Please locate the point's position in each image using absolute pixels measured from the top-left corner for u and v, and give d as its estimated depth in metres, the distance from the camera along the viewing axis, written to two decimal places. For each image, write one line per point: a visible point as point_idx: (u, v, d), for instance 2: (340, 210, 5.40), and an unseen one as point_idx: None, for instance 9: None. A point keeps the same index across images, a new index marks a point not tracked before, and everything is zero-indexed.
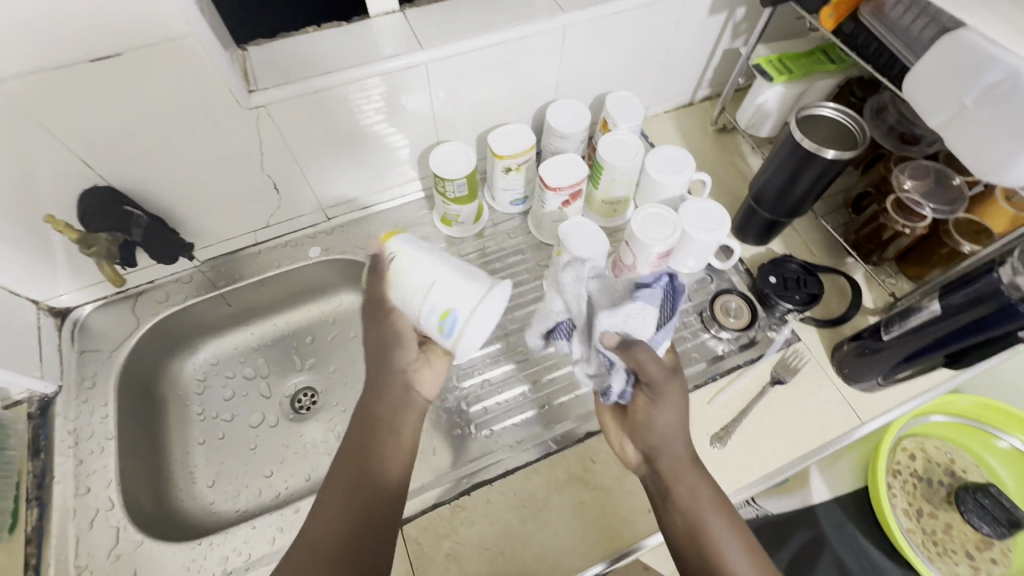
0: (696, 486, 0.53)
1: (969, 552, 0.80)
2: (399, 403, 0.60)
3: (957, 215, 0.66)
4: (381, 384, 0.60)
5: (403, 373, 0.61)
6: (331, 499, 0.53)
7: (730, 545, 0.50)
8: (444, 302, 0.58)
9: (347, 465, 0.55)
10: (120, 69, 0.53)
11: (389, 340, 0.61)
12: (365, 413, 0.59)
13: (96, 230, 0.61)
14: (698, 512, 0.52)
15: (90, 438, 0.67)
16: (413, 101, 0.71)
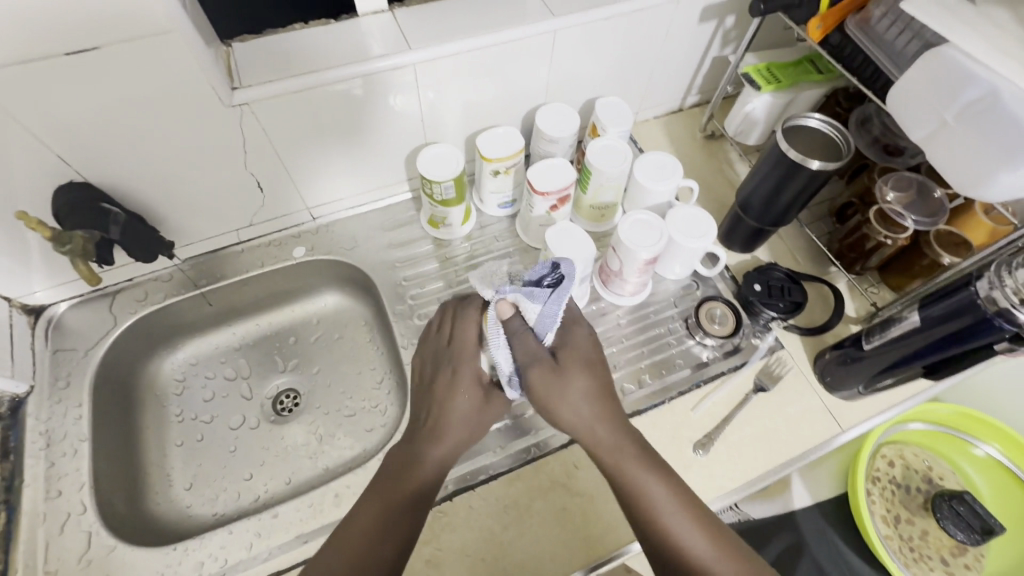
0: (638, 473, 0.52)
1: (945, 560, 0.81)
2: (452, 447, 0.56)
3: (938, 227, 0.67)
4: (437, 424, 0.57)
5: (462, 418, 0.57)
6: (360, 526, 0.51)
7: (686, 528, 0.50)
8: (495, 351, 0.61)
9: (383, 495, 0.53)
10: (99, 63, 0.51)
11: (451, 383, 0.58)
12: (413, 452, 0.56)
13: (71, 228, 0.59)
14: (648, 503, 0.51)
15: (63, 440, 0.66)
16: (402, 101, 0.71)
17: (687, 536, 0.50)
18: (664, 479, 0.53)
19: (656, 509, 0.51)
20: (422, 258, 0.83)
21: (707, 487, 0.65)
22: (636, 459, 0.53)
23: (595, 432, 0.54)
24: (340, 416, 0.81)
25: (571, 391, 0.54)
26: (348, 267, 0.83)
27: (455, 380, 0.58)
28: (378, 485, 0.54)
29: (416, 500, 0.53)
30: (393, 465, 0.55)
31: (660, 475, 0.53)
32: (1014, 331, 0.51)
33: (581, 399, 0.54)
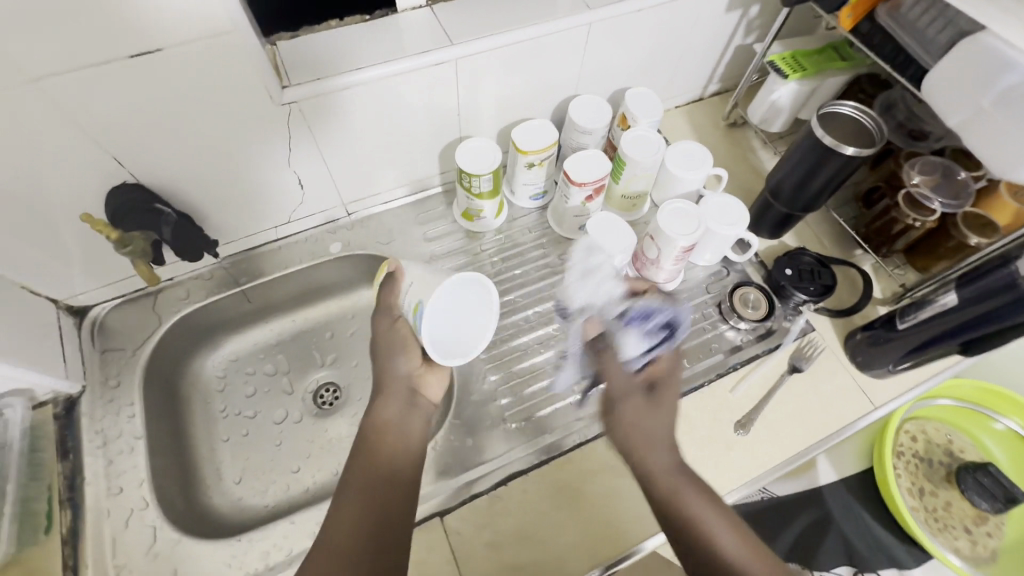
0: (668, 458, 0.54)
1: (967, 527, 0.85)
2: (400, 403, 0.62)
3: (964, 209, 0.70)
4: (383, 390, 0.62)
5: (401, 377, 0.62)
6: (345, 492, 0.53)
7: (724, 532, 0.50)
8: (416, 297, 0.59)
9: (358, 462, 0.55)
10: (159, 64, 0.52)
11: (385, 349, 0.63)
12: (369, 420, 0.60)
13: (130, 228, 0.60)
14: (701, 527, 0.50)
15: (119, 438, 0.67)
16: (440, 96, 0.72)
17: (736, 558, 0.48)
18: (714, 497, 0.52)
19: (707, 532, 0.50)
20: (457, 251, 0.84)
21: (749, 465, 0.68)
22: (692, 486, 0.52)
23: (662, 457, 0.53)
24: None
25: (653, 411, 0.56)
26: (383, 261, 0.85)
27: (390, 341, 0.62)
28: (352, 458, 0.56)
29: (385, 456, 0.56)
30: (357, 440, 0.58)
31: (708, 496, 0.52)
32: None
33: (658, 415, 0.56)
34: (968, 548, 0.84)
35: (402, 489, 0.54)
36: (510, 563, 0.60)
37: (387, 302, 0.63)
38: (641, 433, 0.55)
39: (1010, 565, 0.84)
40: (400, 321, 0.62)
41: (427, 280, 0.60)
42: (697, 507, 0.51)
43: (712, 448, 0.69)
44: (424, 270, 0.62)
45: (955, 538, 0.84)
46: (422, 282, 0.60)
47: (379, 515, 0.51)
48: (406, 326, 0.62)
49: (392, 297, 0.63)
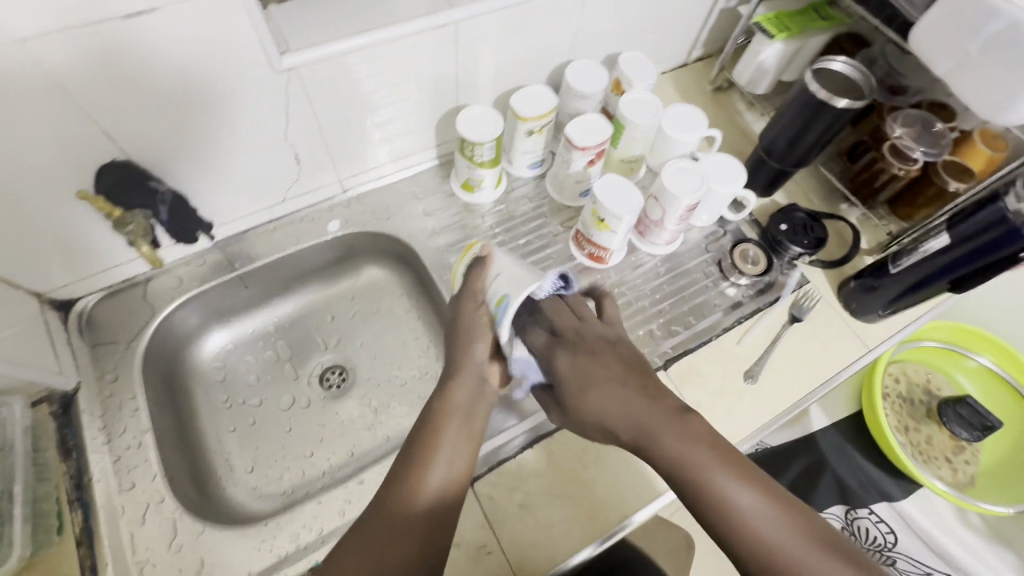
0: (670, 439, 0.48)
1: (948, 456, 0.92)
2: (470, 391, 0.57)
3: (943, 157, 0.74)
4: (455, 373, 0.58)
5: (476, 365, 0.58)
6: (400, 476, 0.52)
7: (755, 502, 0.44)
8: (502, 289, 0.58)
9: (418, 445, 0.53)
10: (152, 26, 0.50)
11: (464, 334, 0.59)
12: (436, 404, 0.56)
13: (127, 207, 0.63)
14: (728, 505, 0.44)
15: (124, 432, 0.64)
16: (439, 62, 0.70)
17: (734, 493, 0.45)
18: (695, 429, 0.49)
19: (698, 474, 0.46)
20: (458, 224, 0.83)
21: (760, 411, 0.71)
22: (710, 457, 0.47)
23: (617, 413, 0.51)
24: (392, 386, 0.80)
25: (577, 372, 0.54)
26: (383, 237, 0.83)
27: (470, 327, 0.59)
28: (413, 439, 0.55)
29: (447, 444, 0.53)
30: (420, 422, 0.56)
31: (688, 433, 0.48)
32: None
33: (597, 369, 0.54)
34: (949, 476, 0.90)
35: (458, 484, 0.53)
36: (544, 522, 0.61)
37: (472, 286, 0.60)
38: (592, 396, 0.53)
39: (989, 487, 0.90)
40: (483, 308, 0.59)
41: (518, 275, 0.58)
42: (676, 449, 0.48)
43: (725, 398, 0.71)
44: (514, 264, 0.60)
45: (938, 467, 0.91)
46: (511, 274, 0.59)
47: (431, 509, 0.50)
48: (485, 317, 0.59)
49: (476, 282, 0.60)
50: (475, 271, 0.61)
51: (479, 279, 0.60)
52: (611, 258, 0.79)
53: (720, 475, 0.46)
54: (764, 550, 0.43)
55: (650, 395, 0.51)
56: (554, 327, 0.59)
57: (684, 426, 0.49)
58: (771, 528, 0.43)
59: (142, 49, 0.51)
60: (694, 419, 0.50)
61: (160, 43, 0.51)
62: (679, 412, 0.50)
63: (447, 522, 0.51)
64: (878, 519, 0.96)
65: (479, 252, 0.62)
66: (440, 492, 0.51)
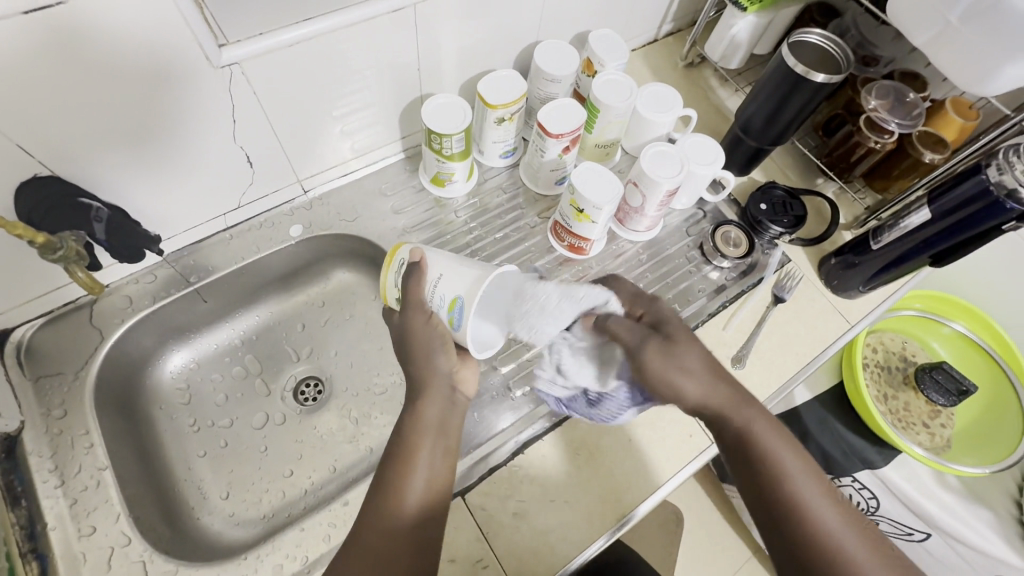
0: (752, 419, 0.51)
1: (925, 421, 0.94)
2: (442, 402, 0.55)
3: (918, 128, 0.72)
4: (423, 386, 0.56)
5: (443, 375, 0.56)
6: (379, 497, 0.49)
7: (815, 496, 0.47)
8: (451, 292, 0.57)
9: (393, 464, 0.51)
10: (66, 23, 0.44)
11: (420, 347, 0.57)
12: (407, 420, 0.54)
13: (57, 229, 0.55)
14: (791, 489, 0.47)
15: (79, 473, 0.58)
16: (398, 50, 0.65)
17: (800, 482, 0.48)
18: (769, 421, 0.52)
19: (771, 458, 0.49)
20: (429, 220, 0.78)
21: None
22: (781, 443, 0.50)
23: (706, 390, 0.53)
24: (372, 395, 0.76)
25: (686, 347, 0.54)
26: (352, 240, 0.78)
27: (426, 340, 0.57)
28: (388, 456, 0.52)
29: (424, 460, 0.52)
30: (393, 440, 0.53)
31: (766, 419, 0.52)
32: (1020, 210, 0.57)
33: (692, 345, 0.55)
34: (928, 441, 0.93)
35: (439, 497, 0.51)
36: (541, 528, 0.60)
37: (415, 296, 0.59)
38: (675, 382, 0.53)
39: (963, 449, 0.93)
40: (435, 317, 0.58)
41: (461, 274, 0.57)
42: (755, 428, 0.51)
43: None
44: (451, 261, 0.59)
45: (916, 433, 0.93)
46: (454, 274, 0.58)
47: (416, 528, 0.48)
48: (440, 323, 0.58)
49: (419, 291, 0.59)
50: (412, 279, 0.59)
51: (418, 287, 0.59)
52: (591, 249, 0.76)
53: (789, 461, 0.49)
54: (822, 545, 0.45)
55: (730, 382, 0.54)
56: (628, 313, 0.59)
57: (767, 415, 0.52)
58: (834, 527, 0.46)
59: (53, 49, 0.45)
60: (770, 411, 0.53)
61: (75, 41, 0.45)
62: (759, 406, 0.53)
63: (433, 536, 0.49)
64: (861, 486, 0.98)
65: (413, 259, 0.60)
66: (422, 508, 0.49)
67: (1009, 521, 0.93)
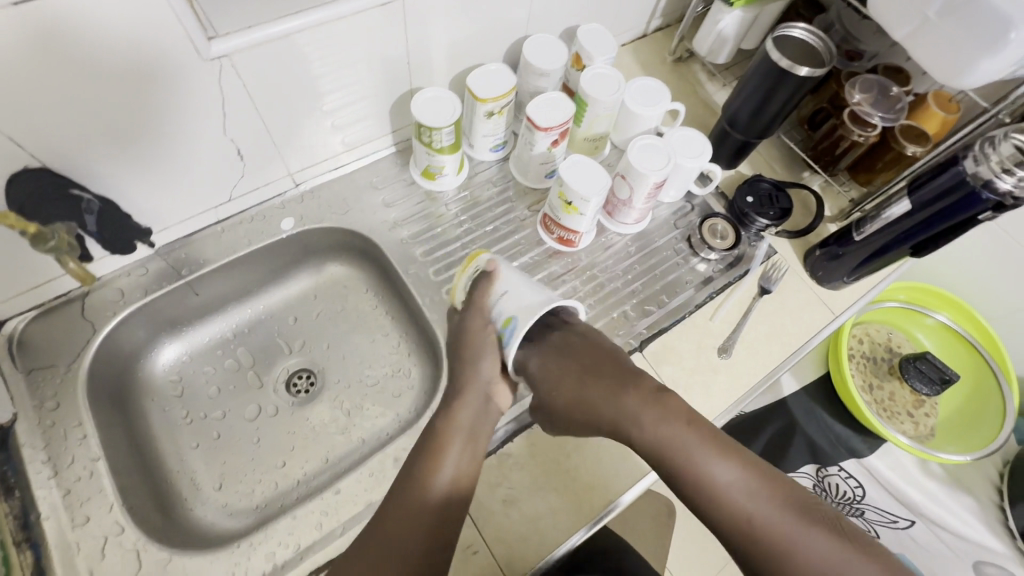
0: (648, 421, 0.54)
1: (909, 411, 0.96)
2: (476, 407, 0.58)
3: (900, 122, 0.74)
4: (461, 390, 0.59)
5: (484, 382, 0.59)
6: (405, 487, 0.52)
7: (722, 470, 0.50)
8: (511, 310, 0.58)
9: (422, 460, 0.54)
10: (56, 15, 0.44)
11: (470, 352, 0.60)
12: (441, 419, 0.57)
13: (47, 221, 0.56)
14: (696, 473, 0.50)
15: (72, 464, 0.59)
16: (387, 44, 0.65)
17: (702, 458, 0.51)
18: (672, 411, 0.54)
19: (677, 453, 0.51)
20: (419, 213, 0.79)
21: (733, 385, 0.71)
22: (683, 428, 0.52)
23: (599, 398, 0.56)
24: (364, 386, 0.77)
25: (540, 370, 0.59)
26: (344, 233, 0.79)
27: (479, 344, 0.60)
28: (418, 452, 0.55)
29: (452, 459, 0.54)
30: (424, 438, 0.56)
31: (668, 414, 0.53)
32: (995, 199, 0.58)
33: (575, 371, 0.58)
34: (912, 430, 0.95)
35: (463, 495, 0.53)
36: (530, 515, 0.61)
37: (478, 301, 0.61)
38: (572, 401, 0.57)
39: (946, 437, 0.95)
40: (491, 326, 0.60)
41: (523, 296, 0.58)
42: (653, 429, 0.53)
43: (701, 374, 0.72)
44: (525, 283, 0.60)
45: (901, 422, 0.95)
46: (520, 295, 0.59)
47: (435, 520, 0.50)
48: (493, 334, 0.60)
49: (483, 297, 0.60)
50: (482, 282, 0.61)
51: (485, 294, 0.60)
52: (580, 242, 0.77)
53: (691, 447, 0.51)
54: (740, 522, 0.48)
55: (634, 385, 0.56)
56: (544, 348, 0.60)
57: (667, 407, 0.54)
58: (742, 499, 0.48)
59: (44, 40, 0.45)
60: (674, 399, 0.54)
61: (66, 34, 0.46)
62: (658, 397, 0.55)
63: (450, 532, 0.51)
64: (847, 474, 1.00)
65: (487, 266, 0.61)
66: (445, 504, 0.51)
67: (990, 509, 0.95)
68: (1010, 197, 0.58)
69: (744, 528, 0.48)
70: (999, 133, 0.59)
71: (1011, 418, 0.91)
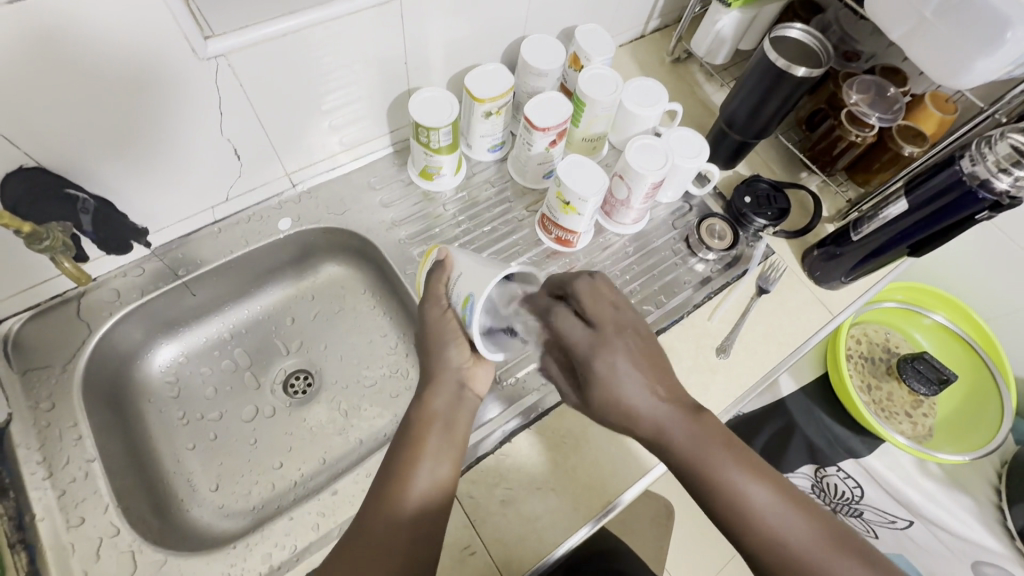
0: (688, 439, 0.48)
1: (908, 411, 0.96)
2: (450, 395, 0.57)
3: (898, 122, 0.74)
4: (432, 380, 0.58)
5: (453, 369, 0.58)
6: (384, 484, 0.50)
7: (763, 497, 0.46)
8: (466, 289, 0.56)
9: (400, 455, 0.52)
10: (54, 12, 0.44)
11: (434, 341, 0.59)
12: (416, 411, 0.55)
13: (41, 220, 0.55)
14: (737, 499, 0.46)
15: (68, 465, 0.59)
16: (384, 44, 0.65)
17: (748, 489, 0.46)
18: (710, 430, 0.49)
19: (716, 476, 0.47)
20: (417, 213, 0.79)
21: (731, 385, 0.71)
22: (721, 450, 0.48)
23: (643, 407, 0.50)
24: (361, 387, 0.77)
25: (609, 369, 0.51)
26: (341, 233, 0.79)
27: (440, 333, 0.58)
28: (395, 448, 0.53)
29: (430, 450, 0.52)
30: (400, 432, 0.54)
31: (706, 432, 0.48)
32: (991, 199, 0.59)
33: (631, 371, 0.50)
34: (910, 430, 0.94)
35: (445, 486, 0.52)
36: (528, 516, 0.60)
37: (433, 291, 0.60)
38: (618, 402, 0.50)
39: (944, 437, 0.95)
40: (450, 312, 0.58)
41: (476, 273, 0.56)
42: (693, 448, 0.48)
43: (699, 375, 0.71)
44: (473, 259, 0.58)
45: (899, 422, 0.94)
46: (472, 272, 0.56)
47: (418, 514, 0.49)
48: (454, 319, 0.58)
49: (438, 286, 0.60)
50: (437, 272, 0.60)
51: (441, 283, 0.59)
52: (578, 242, 0.77)
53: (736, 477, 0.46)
54: (781, 554, 0.44)
55: (677, 399, 0.50)
56: (585, 317, 0.54)
57: (706, 425, 0.49)
58: (784, 529, 0.44)
59: (38, 38, 0.45)
60: (710, 418, 0.50)
61: (62, 33, 0.46)
62: (694, 412, 0.50)
63: (436, 526, 0.50)
64: (845, 474, 1.00)
65: (439, 257, 0.61)
66: (427, 497, 0.50)
67: (989, 509, 0.95)
68: (1006, 197, 0.58)
69: (797, 570, 0.43)
70: (995, 132, 0.59)
71: (1008, 419, 0.90)
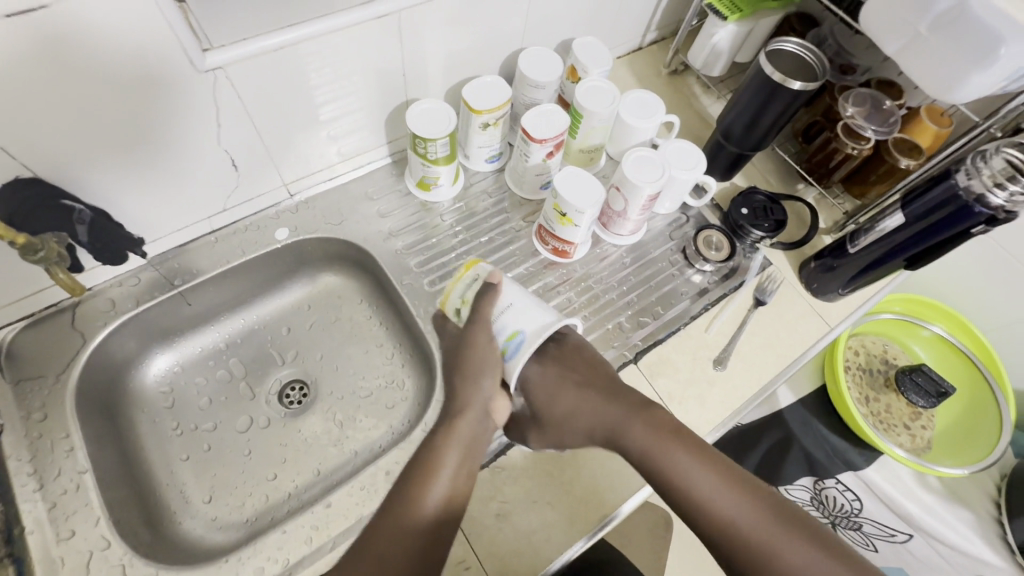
0: (638, 431, 0.57)
1: (906, 423, 0.95)
2: (475, 422, 0.57)
3: (893, 135, 0.74)
4: (460, 405, 0.58)
5: (484, 399, 0.58)
6: (399, 500, 0.51)
7: (705, 479, 0.54)
8: (516, 324, 0.58)
9: (416, 475, 0.53)
10: (56, 23, 0.44)
11: (473, 366, 0.58)
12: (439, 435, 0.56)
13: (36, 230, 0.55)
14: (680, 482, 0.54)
15: (59, 476, 0.58)
16: (384, 57, 0.66)
17: (693, 477, 0.54)
18: (659, 422, 0.58)
19: (662, 462, 0.55)
20: (414, 224, 0.79)
21: (727, 397, 0.71)
22: (669, 441, 0.56)
23: (597, 420, 0.60)
24: (357, 398, 0.76)
25: (539, 381, 0.63)
26: (338, 243, 0.78)
27: (481, 360, 0.58)
28: (413, 466, 0.54)
29: (447, 473, 0.53)
30: (420, 452, 0.55)
31: (654, 425, 0.57)
32: (988, 214, 0.59)
33: (563, 384, 0.62)
34: (909, 443, 0.94)
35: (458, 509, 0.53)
36: (524, 530, 0.60)
37: (483, 314, 0.58)
38: (567, 415, 0.61)
39: (942, 450, 0.94)
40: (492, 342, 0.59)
41: (532, 312, 0.58)
42: (642, 441, 0.57)
43: (696, 386, 0.71)
44: (524, 292, 0.59)
45: (897, 434, 0.94)
46: (522, 308, 0.58)
47: (428, 534, 0.50)
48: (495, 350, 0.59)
49: (486, 311, 0.59)
50: (483, 293, 0.59)
51: (486, 309, 0.59)
52: (575, 252, 0.76)
53: (701, 480, 0.53)
54: (720, 526, 0.52)
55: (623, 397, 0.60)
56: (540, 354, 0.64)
57: (653, 419, 0.58)
58: (723, 504, 0.52)
59: (40, 49, 0.45)
60: (660, 412, 0.58)
61: (61, 46, 0.46)
62: (645, 407, 0.59)
63: (442, 547, 0.50)
64: (844, 487, 0.99)
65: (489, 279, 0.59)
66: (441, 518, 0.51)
67: (989, 523, 0.94)
68: (1003, 211, 0.58)
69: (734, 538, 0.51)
70: (990, 147, 0.59)
71: (1007, 429, 0.90)
